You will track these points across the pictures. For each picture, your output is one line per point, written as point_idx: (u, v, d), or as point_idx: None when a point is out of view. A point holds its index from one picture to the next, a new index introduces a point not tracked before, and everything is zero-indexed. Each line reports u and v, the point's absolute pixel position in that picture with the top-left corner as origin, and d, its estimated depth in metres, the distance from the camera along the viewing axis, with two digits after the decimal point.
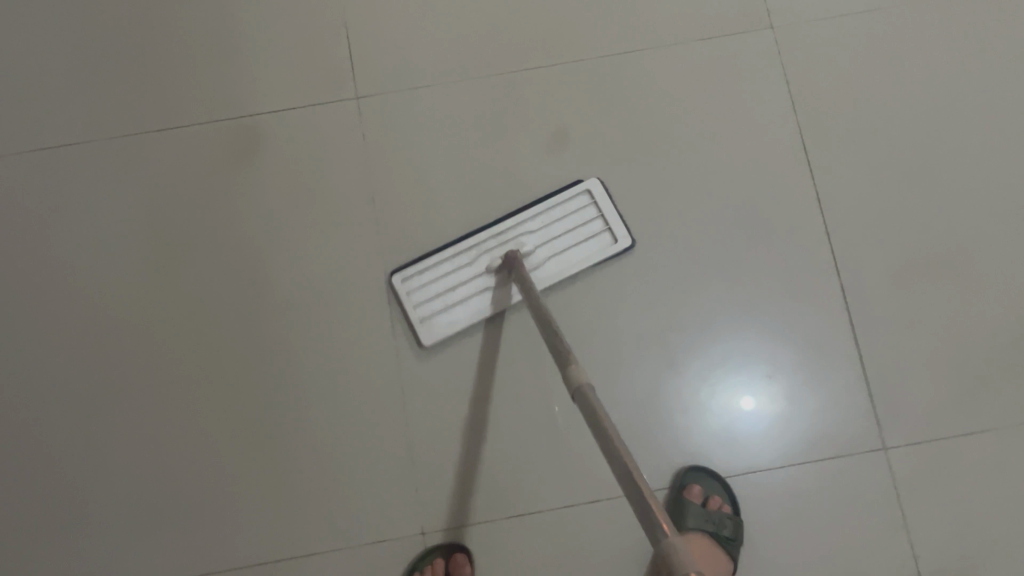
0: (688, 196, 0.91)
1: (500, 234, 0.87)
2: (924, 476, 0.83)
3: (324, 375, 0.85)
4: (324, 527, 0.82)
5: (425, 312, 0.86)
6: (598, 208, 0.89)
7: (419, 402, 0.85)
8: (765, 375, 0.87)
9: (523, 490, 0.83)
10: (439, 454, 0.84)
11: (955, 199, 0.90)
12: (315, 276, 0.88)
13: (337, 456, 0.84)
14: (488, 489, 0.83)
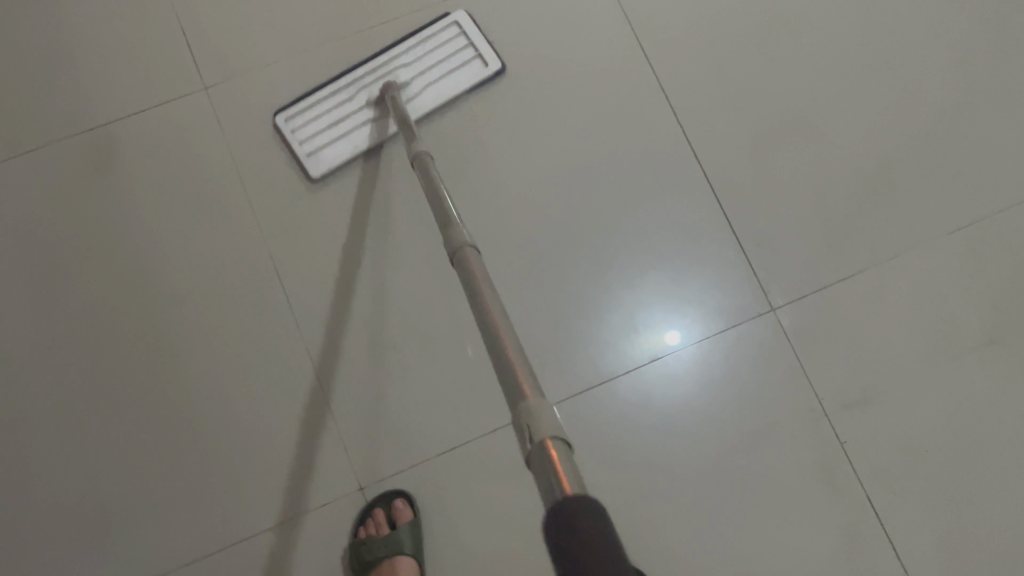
0: (582, 102, 0.95)
1: (375, 69, 0.94)
2: (822, 319, 0.89)
3: (216, 355, 0.87)
4: (236, 498, 0.83)
5: (315, 150, 0.92)
6: (464, 35, 0.96)
7: (314, 363, 0.86)
8: (669, 255, 0.91)
9: (426, 426, 0.83)
10: (334, 410, 0.84)
11: (796, 75, 0.96)
12: (192, 263, 0.89)
13: (240, 430, 0.85)
14: (387, 432, 0.83)
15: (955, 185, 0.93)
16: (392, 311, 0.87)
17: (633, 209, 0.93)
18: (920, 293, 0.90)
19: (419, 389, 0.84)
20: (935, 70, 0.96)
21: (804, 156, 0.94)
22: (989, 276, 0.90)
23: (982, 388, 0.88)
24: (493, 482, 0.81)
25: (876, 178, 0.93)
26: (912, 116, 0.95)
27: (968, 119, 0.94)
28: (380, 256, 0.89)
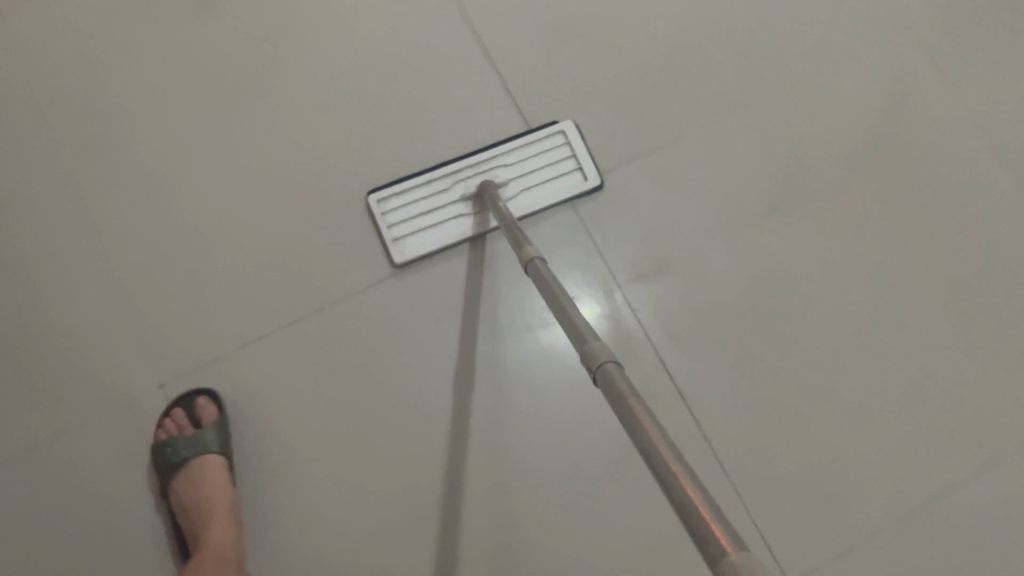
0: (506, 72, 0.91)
1: (476, 164, 0.86)
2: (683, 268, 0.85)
3: (77, 275, 0.83)
4: (68, 412, 0.79)
5: (403, 234, 0.84)
6: (570, 146, 0.88)
7: (174, 298, 0.83)
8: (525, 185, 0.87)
9: (274, 380, 0.81)
10: (195, 353, 0.81)
11: (755, 76, 0.91)
12: (53, 177, 0.86)
13: (89, 348, 0.81)
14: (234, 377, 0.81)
15: (934, 272, 0.85)
16: (264, 258, 0.84)
17: (580, 172, 0.87)
18: (822, 292, 0.84)
19: (283, 349, 0.82)
20: (968, 178, 0.88)
21: (736, 163, 0.88)
22: (919, 309, 0.84)
23: (893, 428, 0.81)
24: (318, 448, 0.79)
25: (808, 192, 0.87)
26: (915, 202, 0.87)
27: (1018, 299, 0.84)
28: (252, 199, 0.86)
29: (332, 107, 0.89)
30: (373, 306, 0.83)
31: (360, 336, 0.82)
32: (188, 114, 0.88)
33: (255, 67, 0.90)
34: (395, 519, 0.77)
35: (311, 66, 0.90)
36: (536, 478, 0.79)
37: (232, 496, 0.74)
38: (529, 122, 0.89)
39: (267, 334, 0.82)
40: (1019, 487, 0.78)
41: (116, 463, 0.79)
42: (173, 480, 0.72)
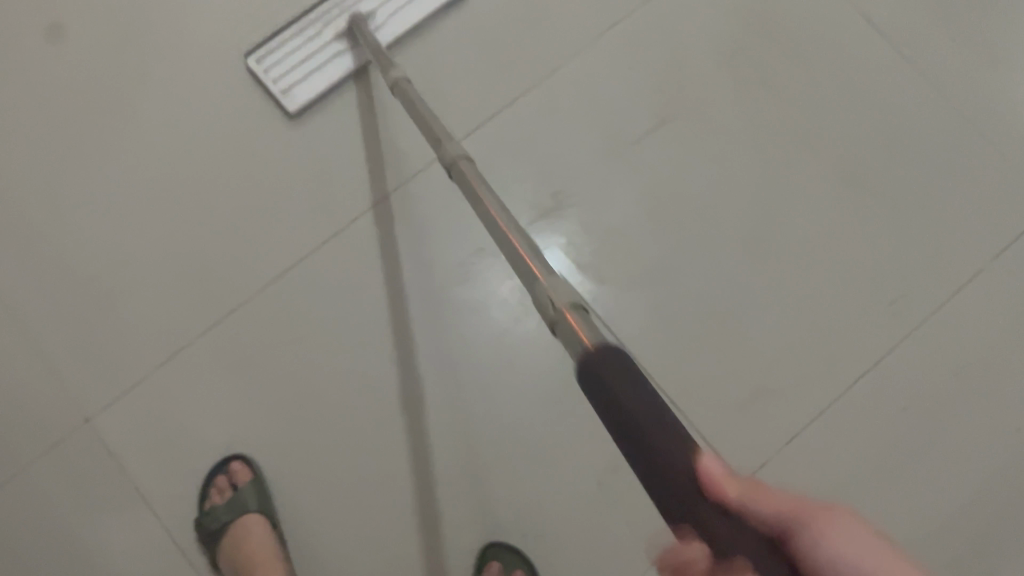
0: (448, 97, 0.95)
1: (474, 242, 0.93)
2: (616, 239, 0.93)
3: (88, 362, 0.90)
4: (97, 489, 0.87)
5: (288, 86, 0.95)
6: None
7: (179, 369, 0.90)
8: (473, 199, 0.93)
9: (288, 431, 0.89)
10: (216, 416, 0.89)
11: (702, 62, 0.97)
12: (45, 277, 0.92)
13: (111, 425, 0.88)
14: (251, 432, 0.89)
15: (864, 218, 0.94)
16: (253, 322, 0.91)
17: (526, 178, 0.94)
18: (749, 243, 0.93)
19: (298, 405, 0.89)
20: (917, 130, 0.96)
21: (677, 145, 0.95)
22: (842, 250, 0.93)
23: (846, 352, 0.91)
24: (331, 488, 0.87)
25: (738, 158, 0.95)
26: (851, 151, 0.95)
27: (951, 232, 0.94)
28: (222, 265, 0.92)
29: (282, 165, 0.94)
30: (362, 344, 0.90)
31: (358, 380, 0.90)
32: (140, 192, 0.94)
33: (196, 130, 0.95)
34: (390, 524, 0.87)
35: (262, 127, 0.95)
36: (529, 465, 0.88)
37: (278, 548, 0.84)
38: (469, 134, 0.95)
39: (277, 392, 0.89)
40: (968, 416, 0.90)
41: (149, 527, 0.87)
42: (224, 548, 0.85)
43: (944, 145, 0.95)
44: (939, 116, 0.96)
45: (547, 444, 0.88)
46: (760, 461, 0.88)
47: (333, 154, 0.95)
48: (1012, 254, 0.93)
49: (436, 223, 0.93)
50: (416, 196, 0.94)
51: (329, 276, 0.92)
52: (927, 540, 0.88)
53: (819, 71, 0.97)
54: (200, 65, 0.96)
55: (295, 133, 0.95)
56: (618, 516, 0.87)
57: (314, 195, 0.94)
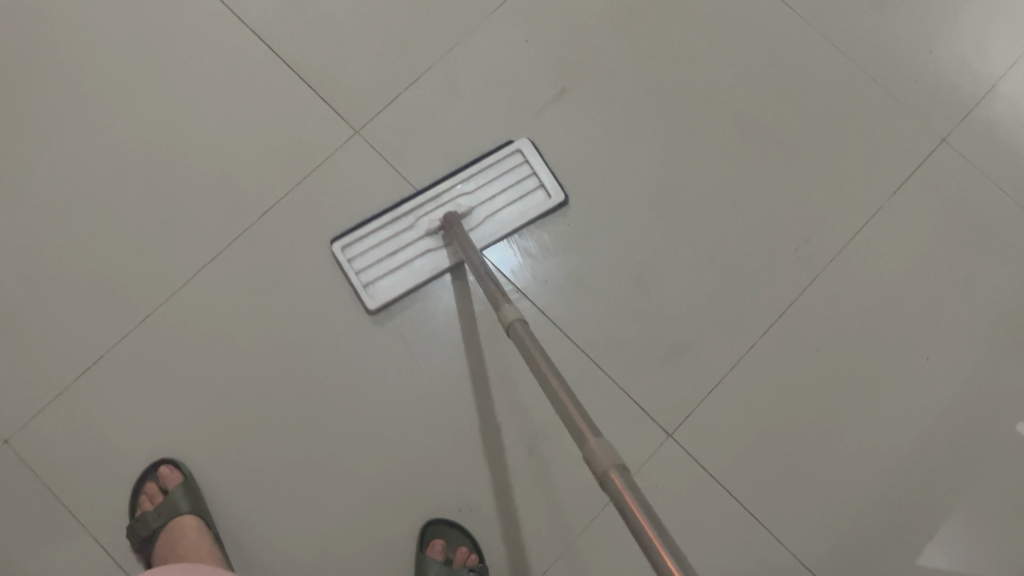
0: (359, 89, 0.95)
1: (438, 200, 0.92)
2: (534, 218, 0.94)
3: (10, 379, 0.88)
4: (24, 507, 0.86)
5: (371, 277, 0.91)
6: (529, 165, 0.94)
7: (103, 380, 0.88)
8: (388, 189, 0.93)
9: (220, 435, 0.88)
10: (145, 425, 0.88)
11: (611, 36, 0.98)
12: None
13: (36, 442, 0.87)
14: (182, 438, 0.88)
15: (775, 175, 0.96)
16: (175, 327, 0.90)
17: (441, 164, 0.94)
18: (664, 210, 0.95)
19: (228, 408, 0.88)
20: (821, 87, 0.98)
21: (589, 120, 0.96)
22: (755, 209, 0.96)
23: (765, 306, 0.93)
24: (266, 488, 0.87)
25: (650, 128, 0.97)
26: (759, 113, 0.98)
27: (859, 186, 0.97)
28: (137, 271, 0.91)
29: (193, 166, 0.93)
30: (288, 343, 0.90)
31: (288, 378, 0.89)
32: (45, 202, 0.92)
33: (100, 136, 0.94)
34: (327, 515, 0.87)
35: (171, 129, 0.94)
36: (464, 446, 0.89)
37: (214, 550, 0.83)
38: (381, 124, 0.95)
39: (206, 395, 0.89)
40: (884, 361, 0.93)
41: (80, 542, 0.85)
42: (162, 553, 0.84)
43: (836, 90, 0.98)
44: (842, 73, 0.99)
45: (480, 424, 0.89)
46: (684, 413, 0.91)
47: (237, 150, 0.94)
48: (917, 205, 0.97)
49: (353, 214, 0.93)
50: (325, 182, 0.93)
51: (248, 276, 0.91)
52: (851, 476, 0.91)
53: (714, 32, 0.99)
54: (102, 69, 0.95)
55: (198, 133, 0.94)
56: (551, 481, 0.88)
57: (220, 193, 0.93)
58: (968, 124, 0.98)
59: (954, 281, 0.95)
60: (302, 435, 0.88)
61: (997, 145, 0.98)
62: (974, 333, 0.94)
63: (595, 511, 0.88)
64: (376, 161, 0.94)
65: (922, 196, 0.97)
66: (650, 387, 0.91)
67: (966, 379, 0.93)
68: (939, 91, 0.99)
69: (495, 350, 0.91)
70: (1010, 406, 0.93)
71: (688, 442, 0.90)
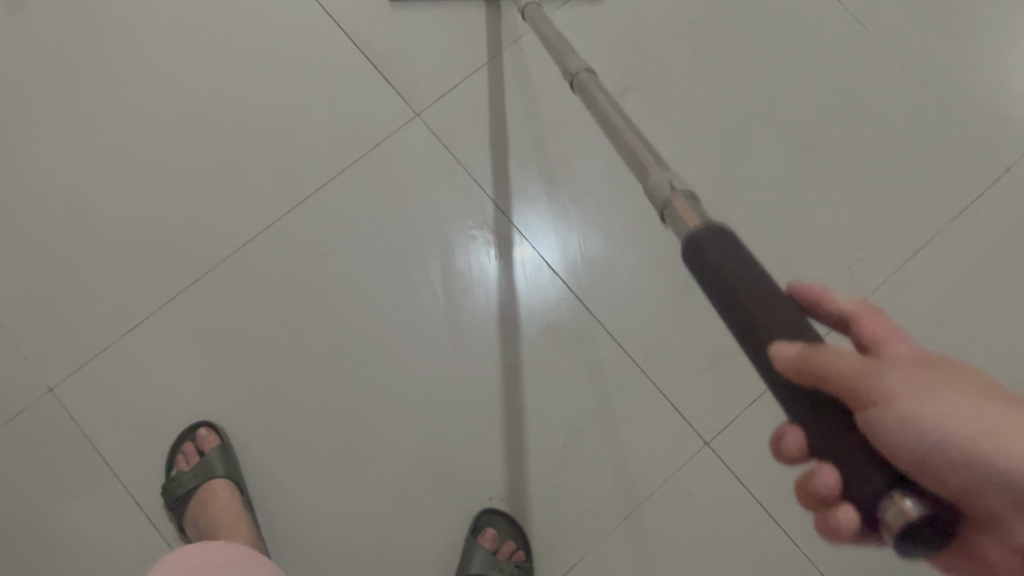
0: (421, 72, 0.96)
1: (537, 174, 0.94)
2: (586, 214, 0.94)
3: (56, 331, 0.90)
4: (62, 459, 0.87)
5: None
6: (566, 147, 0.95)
7: (150, 339, 0.90)
8: (443, 172, 0.94)
9: (257, 403, 0.89)
10: (186, 387, 0.89)
11: (676, 39, 0.98)
12: (14, 246, 0.91)
13: (79, 395, 0.88)
14: (220, 404, 0.89)
15: (831, 193, 0.96)
16: (223, 294, 0.91)
17: (496, 153, 0.95)
18: (716, 218, 0.94)
19: (268, 378, 0.89)
20: (883, 108, 0.97)
21: (647, 122, 0.96)
22: (807, 224, 0.95)
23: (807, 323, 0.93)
24: (298, 461, 0.88)
25: (707, 135, 0.96)
26: (820, 128, 0.97)
27: (913, 211, 0.96)
28: (191, 236, 0.92)
29: (253, 137, 0.94)
30: (331, 318, 0.91)
31: (328, 353, 0.90)
32: (105, 161, 0.93)
33: (164, 101, 0.95)
34: (357, 494, 0.87)
35: (234, 98, 0.95)
36: (497, 437, 0.89)
37: (244, 516, 0.84)
38: (439, 105, 0.95)
39: (247, 363, 0.90)
40: None
41: (115, 497, 0.86)
42: (193, 513, 0.85)
43: (901, 112, 0.97)
44: (905, 96, 0.98)
45: (514, 417, 0.89)
46: (721, 424, 0.90)
47: (299, 124, 0.95)
48: (973, 236, 0.95)
49: (405, 194, 0.93)
50: (380, 162, 0.94)
51: (298, 250, 0.92)
52: None
53: (781, 44, 0.99)
54: (172, 36, 0.96)
55: (260, 104, 0.95)
56: (583, 481, 0.88)
57: (279, 165, 0.94)
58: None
59: (1006, 312, 0.94)
60: (337, 411, 0.89)
61: None
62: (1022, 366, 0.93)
63: (625, 515, 0.88)
64: (431, 143, 0.95)
65: (978, 229, 0.95)
66: (687, 394, 0.90)
67: None
68: (1006, 121, 0.97)
69: (537, 344, 0.91)
70: None
71: (724, 452, 0.90)
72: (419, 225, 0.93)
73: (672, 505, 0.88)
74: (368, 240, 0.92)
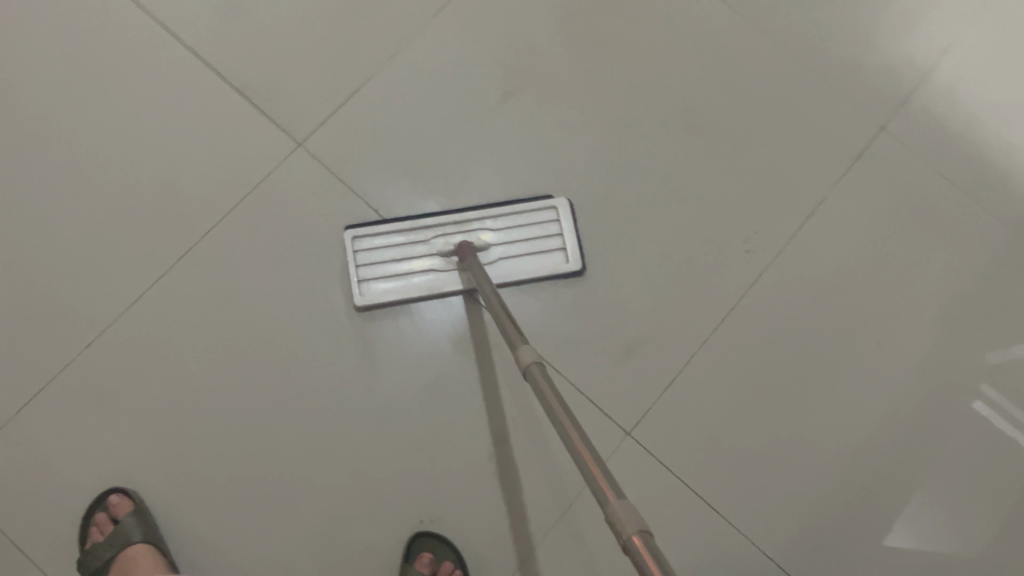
0: (298, 100, 0.94)
1: (462, 225, 0.91)
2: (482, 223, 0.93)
3: None
4: None
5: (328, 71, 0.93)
6: (560, 223, 0.93)
7: (48, 409, 0.86)
8: (332, 198, 0.92)
9: (170, 459, 0.86)
10: (94, 453, 0.86)
11: (550, 37, 0.98)
12: None
13: None
14: (131, 465, 0.86)
15: (719, 170, 0.97)
16: (120, 352, 0.88)
17: (384, 172, 0.93)
18: (611, 210, 0.95)
19: (178, 431, 0.86)
20: (760, 82, 0.99)
21: (532, 123, 0.96)
22: (700, 204, 0.96)
23: (713, 301, 0.94)
24: (220, 512, 0.85)
25: (593, 128, 0.97)
26: (702, 108, 0.98)
27: (801, 179, 0.98)
28: (78, 297, 0.89)
29: (131, 186, 0.91)
30: (236, 361, 0.88)
31: (238, 398, 0.88)
32: None
33: (33, 160, 0.91)
34: (286, 537, 0.85)
35: (106, 149, 0.92)
36: (422, 457, 0.88)
37: None
38: (321, 130, 0.94)
39: (155, 419, 0.87)
40: (833, 350, 0.94)
41: None
42: None
43: (776, 84, 0.99)
44: (778, 67, 1.00)
45: (436, 435, 0.88)
46: (642, 412, 0.91)
47: (176, 169, 0.92)
48: (859, 196, 0.98)
49: (297, 224, 0.92)
50: (267, 196, 0.92)
51: (193, 296, 0.89)
52: (808, 467, 0.91)
53: (653, 31, 1.00)
54: (33, 92, 0.92)
55: (135, 152, 0.92)
56: (512, 489, 0.87)
57: (162, 212, 0.91)
58: (905, 112, 0.99)
59: (899, 265, 0.97)
60: (255, 456, 0.86)
61: (935, 129, 0.99)
62: (921, 316, 0.96)
63: (558, 516, 0.87)
64: (317, 170, 0.93)
65: (863, 188, 0.98)
66: (606, 387, 0.91)
67: (916, 363, 0.94)
68: (875, 81, 1.00)
69: (450, 358, 0.90)
70: (960, 389, 0.94)
71: (647, 439, 0.90)
72: (315, 255, 0.91)
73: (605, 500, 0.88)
74: (265, 275, 0.90)
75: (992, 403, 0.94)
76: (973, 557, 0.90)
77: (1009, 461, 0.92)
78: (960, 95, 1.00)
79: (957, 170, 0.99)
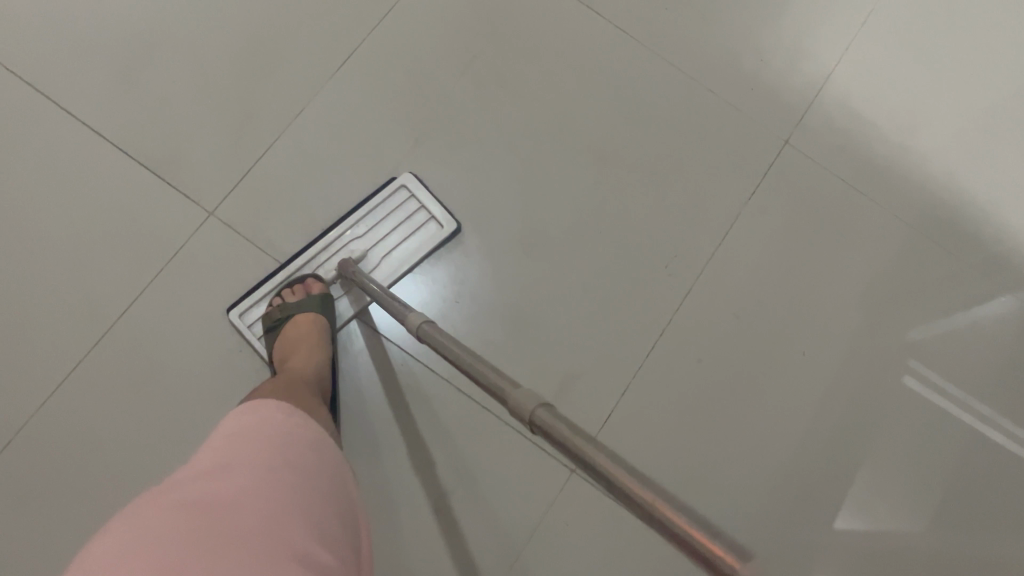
0: (207, 167, 0.92)
1: (330, 247, 0.91)
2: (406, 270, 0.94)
3: None
4: None
5: None
6: (418, 200, 0.94)
7: None
8: (251, 263, 0.91)
9: None
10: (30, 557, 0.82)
11: (453, 79, 0.99)
12: None
13: None
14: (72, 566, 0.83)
15: (634, 195, 0.99)
16: (47, 448, 0.84)
17: (301, 231, 0.92)
18: (532, 245, 0.96)
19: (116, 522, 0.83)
20: (664, 105, 1.01)
21: (445, 167, 0.96)
22: (619, 230, 0.97)
23: (642, 326, 0.95)
24: None
25: (506, 166, 0.97)
26: (611, 136, 1.00)
27: (714, 196, 1.00)
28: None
29: (44, 274, 0.89)
30: (170, 442, 0.86)
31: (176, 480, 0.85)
32: None
33: None
34: None
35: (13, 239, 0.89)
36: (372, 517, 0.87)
37: None
38: (232, 195, 0.92)
39: (90, 513, 0.83)
40: (763, 361, 0.96)
41: None
42: None
43: (679, 106, 1.02)
44: (679, 89, 1.02)
45: (383, 493, 0.88)
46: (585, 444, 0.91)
47: (91, 252, 0.89)
48: (771, 207, 1.01)
49: (219, 294, 0.90)
50: (183, 268, 0.90)
51: (118, 380, 0.87)
52: (752, 478, 0.93)
53: (555, 64, 1.01)
54: None
55: (43, 239, 0.89)
56: (468, 535, 0.88)
57: (78, 297, 0.88)
58: (804, 122, 1.03)
59: (817, 270, 0.99)
60: None
61: (838, 133, 1.03)
62: (843, 317, 0.98)
63: (516, 554, 0.87)
64: (233, 236, 0.91)
65: (774, 200, 1.01)
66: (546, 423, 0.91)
67: (843, 364, 0.97)
68: (774, 94, 1.03)
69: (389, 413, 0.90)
70: (888, 383, 0.97)
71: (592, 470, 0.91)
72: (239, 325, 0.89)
73: (559, 536, 0.88)
74: (190, 349, 0.88)
75: (925, 387, 0.97)
76: (926, 544, 0.91)
77: (949, 442, 0.95)
78: (857, 99, 1.03)
79: (864, 172, 1.02)
